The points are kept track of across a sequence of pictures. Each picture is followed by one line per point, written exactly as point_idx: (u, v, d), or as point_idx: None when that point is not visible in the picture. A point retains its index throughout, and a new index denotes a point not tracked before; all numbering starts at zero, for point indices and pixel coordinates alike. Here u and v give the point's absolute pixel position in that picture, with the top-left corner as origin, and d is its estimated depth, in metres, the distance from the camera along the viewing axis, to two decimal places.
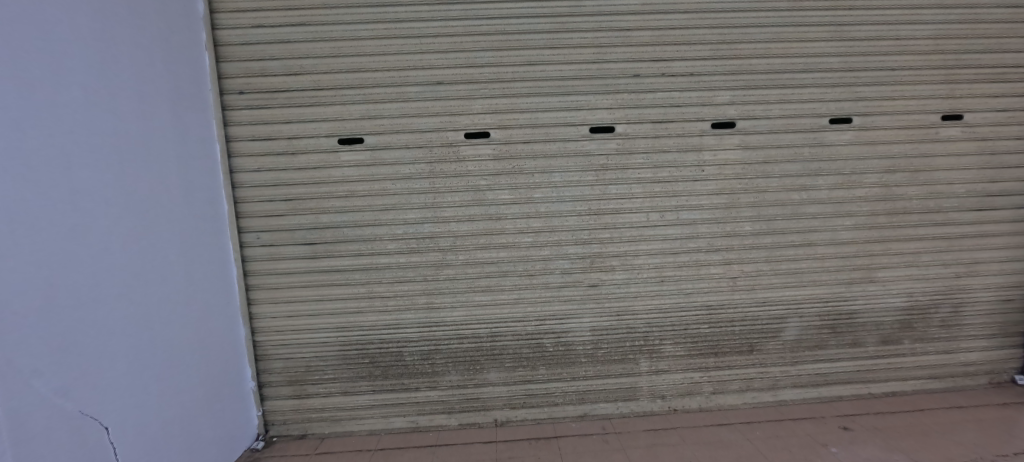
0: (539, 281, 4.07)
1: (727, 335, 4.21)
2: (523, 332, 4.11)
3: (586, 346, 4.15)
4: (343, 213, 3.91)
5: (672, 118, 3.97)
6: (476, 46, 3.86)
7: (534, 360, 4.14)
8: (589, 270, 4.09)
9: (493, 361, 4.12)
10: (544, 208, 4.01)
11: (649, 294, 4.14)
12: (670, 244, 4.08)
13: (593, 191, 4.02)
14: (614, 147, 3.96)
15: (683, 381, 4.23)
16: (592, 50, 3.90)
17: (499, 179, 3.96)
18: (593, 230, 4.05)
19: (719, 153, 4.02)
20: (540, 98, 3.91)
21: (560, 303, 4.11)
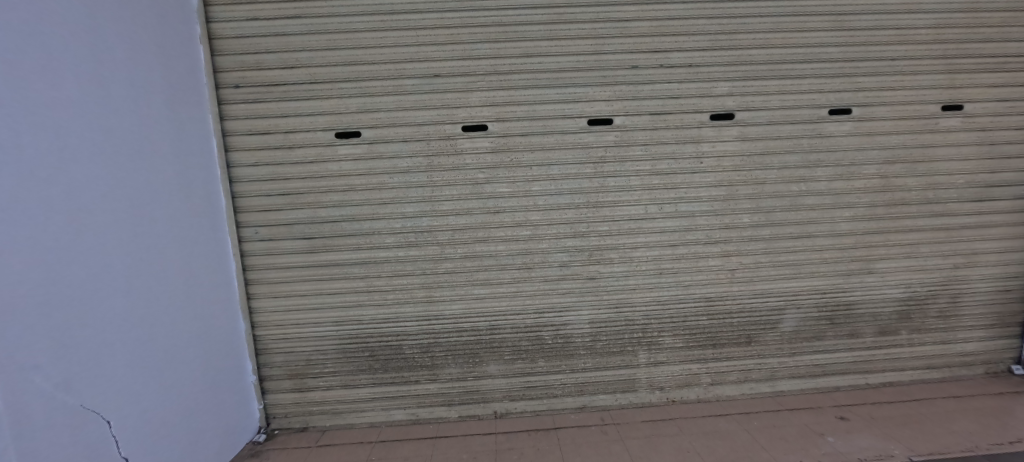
0: (409, 309, 2.70)
1: (730, 327, 2.92)
2: (522, 327, 2.79)
3: (585, 339, 2.85)
4: (237, 183, 2.55)
5: (574, 104, 2.67)
6: (279, 29, 2.48)
7: (533, 353, 2.82)
8: (484, 290, 2.74)
9: (497, 354, 2.79)
10: (454, 214, 2.68)
11: (606, 332, 2.86)
12: (518, 269, 2.76)
13: (509, 187, 2.69)
14: (492, 145, 2.64)
15: (686, 373, 2.93)
16: (463, 69, 2.60)
17: (353, 160, 2.57)
18: (513, 251, 2.74)
19: (717, 147, 2.76)
20: (382, 91, 2.56)
21: (418, 332, 2.73)
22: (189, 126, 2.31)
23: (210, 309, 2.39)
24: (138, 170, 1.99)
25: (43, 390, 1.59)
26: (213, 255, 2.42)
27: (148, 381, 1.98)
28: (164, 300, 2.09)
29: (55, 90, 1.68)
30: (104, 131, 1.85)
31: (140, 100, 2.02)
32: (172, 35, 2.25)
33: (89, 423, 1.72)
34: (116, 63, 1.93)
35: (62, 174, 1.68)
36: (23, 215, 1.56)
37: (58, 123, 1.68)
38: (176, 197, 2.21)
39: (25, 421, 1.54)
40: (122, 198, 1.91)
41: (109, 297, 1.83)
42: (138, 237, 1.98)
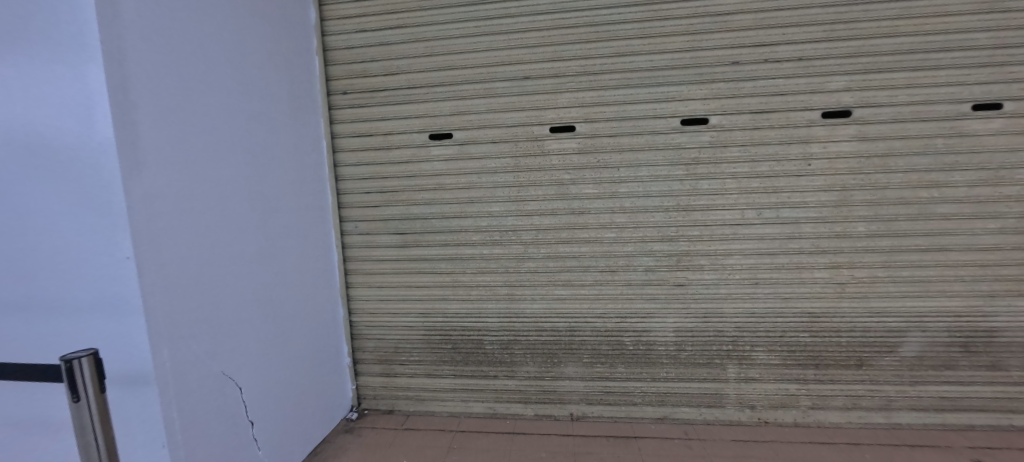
0: (491, 305, 2.76)
1: (837, 347, 2.64)
2: (603, 330, 2.75)
3: (668, 347, 2.73)
4: (343, 181, 2.77)
5: (665, 104, 2.58)
6: (384, 39, 2.67)
7: (612, 357, 2.76)
8: (564, 291, 2.74)
9: (575, 356, 2.77)
10: (537, 214, 2.70)
11: (691, 343, 2.72)
12: (601, 271, 2.71)
13: (595, 188, 2.66)
14: (579, 146, 2.63)
15: (781, 393, 2.70)
16: (554, 70, 2.61)
17: (444, 161, 2.69)
18: (596, 253, 2.70)
19: (829, 147, 2.51)
20: (474, 94, 2.65)
21: (499, 329, 2.78)
22: (307, 130, 2.56)
23: (320, 296, 2.62)
24: (266, 170, 2.24)
25: (196, 356, 1.86)
26: (322, 247, 2.66)
27: (270, 355, 2.23)
28: (284, 286, 2.34)
29: (212, 98, 1.95)
30: (243, 134, 2.11)
31: (271, 105, 2.29)
32: (296, 48, 2.50)
33: (226, 391, 1.98)
34: (255, 75, 2.20)
35: (213, 170, 1.95)
36: (186, 207, 1.83)
37: (213, 127, 1.95)
38: (296, 193, 2.45)
39: (182, 383, 1.81)
40: (255, 194, 2.16)
41: (243, 279, 2.09)
42: (266, 227, 2.23)
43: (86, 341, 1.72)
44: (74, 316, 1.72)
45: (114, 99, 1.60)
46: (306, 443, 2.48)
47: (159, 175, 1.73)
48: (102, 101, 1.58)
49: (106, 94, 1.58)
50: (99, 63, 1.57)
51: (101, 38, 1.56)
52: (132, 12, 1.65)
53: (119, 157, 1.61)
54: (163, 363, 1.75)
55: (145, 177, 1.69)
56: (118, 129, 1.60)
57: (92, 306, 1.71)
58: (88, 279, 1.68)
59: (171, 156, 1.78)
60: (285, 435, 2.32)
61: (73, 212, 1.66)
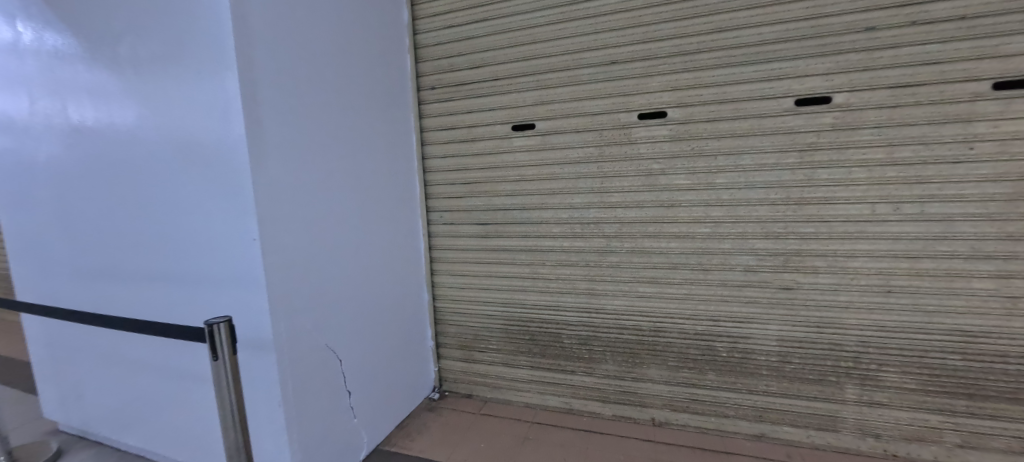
0: (571, 299, 2.70)
1: (1002, 376, 2.13)
2: (692, 333, 2.53)
3: (770, 358, 2.43)
4: (430, 173, 2.89)
5: (776, 83, 2.27)
6: (471, 32, 2.70)
7: (702, 363, 2.54)
8: (650, 288, 2.57)
9: (659, 358, 2.60)
10: (622, 207, 2.56)
11: (799, 355, 2.39)
12: (691, 269, 2.50)
13: (687, 178, 2.44)
14: (671, 133, 2.44)
15: (918, 424, 2.26)
16: (644, 52, 2.44)
17: (526, 151, 2.67)
18: (686, 250, 2.49)
19: (1001, 127, 2.01)
20: (558, 83, 2.58)
21: (579, 324, 2.70)
22: (399, 125, 2.71)
23: (408, 281, 2.78)
24: (364, 162, 2.42)
25: (306, 329, 2.07)
26: (410, 235, 2.80)
27: (366, 333, 2.41)
28: (379, 270, 2.52)
29: (320, 97, 2.15)
30: (344, 129, 2.29)
31: (368, 101, 2.46)
32: (390, 47, 2.64)
33: (330, 364, 2.17)
34: (355, 74, 2.37)
35: (319, 162, 2.14)
36: (297, 196, 2.03)
37: (320, 123, 2.15)
38: (389, 184, 2.61)
39: (296, 351, 2.02)
40: (353, 185, 2.35)
41: (343, 262, 2.27)
42: (363, 215, 2.41)
43: (222, 309, 2.00)
44: (211, 290, 2.01)
45: (245, 101, 1.82)
46: (397, 418, 2.65)
47: (278, 168, 1.94)
48: (236, 102, 1.81)
49: (239, 97, 1.80)
50: (233, 70, 1.79)
51: (236, 48, 1.78)
52: (259, 23, 1.86)
53: (248, 152, 1.84)
54: (281, 332, 1.96)
55: (267, 169, 1.90)
56: (248, 127, 1.83)
57: (226, 280, 1.98)
58: (225, 256, 1.96)
59: (287, 150, 1.99)
60: (380, 408, 2.50)
61: (213, 199, 1.93)
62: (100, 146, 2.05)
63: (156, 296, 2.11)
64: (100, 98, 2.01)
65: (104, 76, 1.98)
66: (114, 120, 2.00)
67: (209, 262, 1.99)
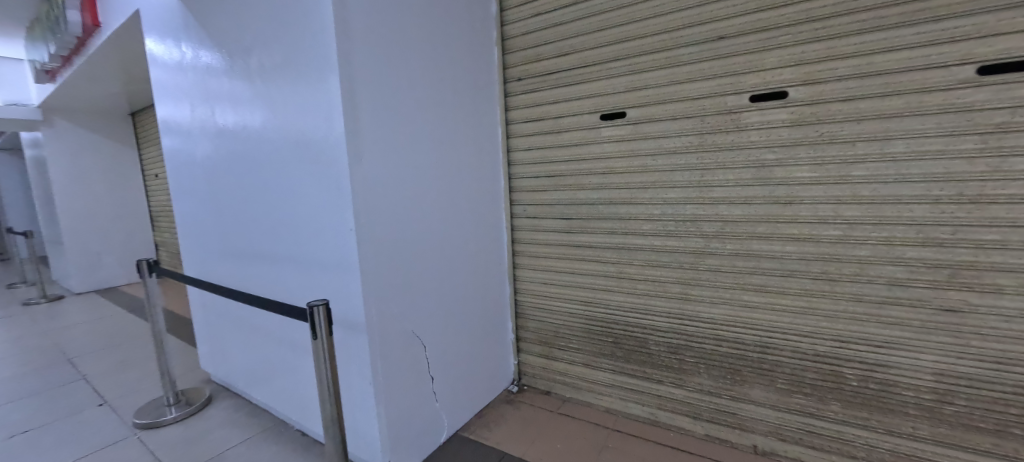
0: (661, 303, 2.47)
1: None
2: (810, 354, 2.16)
3: (917, 395, 1.98)
4: (514, 166, 2.88)
5: (946, 47, 1.81)
6: (560, 18, 2.59)
7: (822, 390, 2.15)
8: (757, 298, 2.25)
9: (766, 378, 2.27)
10: (725, 203, 2.26)
11: (964, 395, 1.91)
12: (810, 279, 2.12)
13: (811, 170, 2.06)
14: (791, 117, 2.07)
15: None
16: (758, 24, 2.10)
17: (616, 142, 2.50)
18: (806, 256, 2.11)
19: None
20: (653, 66, 2.36)
21: (670, 330, 2.47)
22: (485, 118, 2.74)
23: (491, 273, 2.81)
24: (451, 156, 2.49)
25: (395, 313, 2.19)
26: (493, 228, 2.83)
27: (449, 321, 2.50)
28: (463, 261, 2.58)
29: (411, 94, 2.25)
30: (433, 124, 2.38)
31: (457, 96, 2.51)
32: (478, 41, 2.67)
33: (415, 348, 2.29)
34: (445, 70, 2.43)
35: (408, 156, 2.25)
36: (389, 187, 2.16)
37: (410, 118, 2.25)
38: (474, 177, 2.65)
39: (387, 333, 2.15)
40: (440, 177, 2.43)
41: (429, 252, 2.37)
42: (448, 207, 2.48)
43: (324, 290, 2.22)
44: (315, 272, 2.24)
45: (345, 99, 1.98)
46: (477, 406, 2.72)
47: (373, 161, 2.08)
48: (338, 101, 1.98)
49: (341, 96, 1.97)
50: (336, 71, 1.96)
51: (339, 51, 1.95)
52: (360, 27, 2.00)
53: (347, 146, 2.00)
54: (373, 315, 2.10)
55: (364, 162, 2.05)
56: (348, 123, 1.98)
57: (328, 264, 2.18)
58: (329, 241, 2.16)
59: (381, 144, 2.12)
60: (460, 395, 2.58)
61: (319, 190, 2.14)
62: (238, 144, 2.42)
63: (274, 274, 2.43)
64: (238, 103, 2.36)
65: (241, 85, 2.33)
66: (248, 122, 2.34)
67: (314, 246, 2.22)
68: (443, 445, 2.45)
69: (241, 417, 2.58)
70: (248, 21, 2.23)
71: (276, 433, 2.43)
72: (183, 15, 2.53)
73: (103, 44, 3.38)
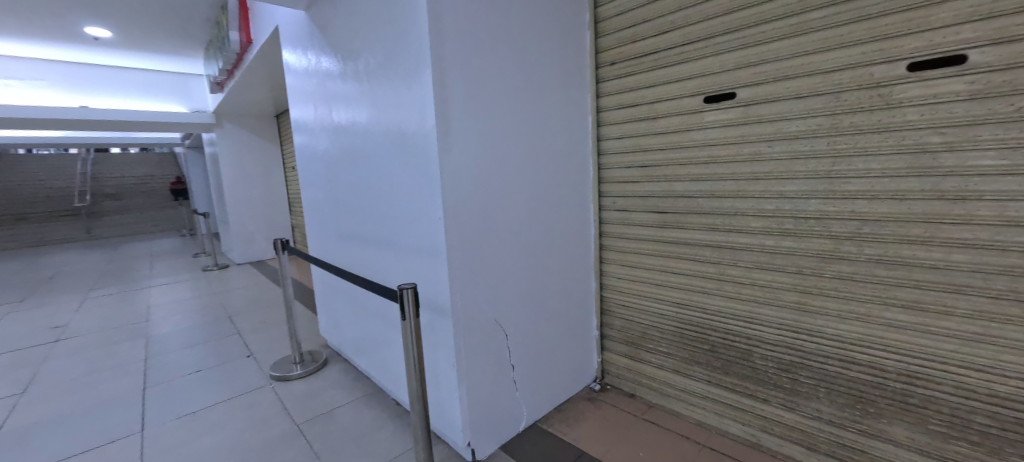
0: (775, 313, 2.14)
1: None
2: (982, 394, 1.70)
3: None
4: (603, 156, 2.71)
5: None
6: None
7: (998, 441, 1.70)
8: (906, 317, 1.82)
9: (912, 416, 1.85)
10: (864, 199, 1.86)
11: None
12: (985, 297, 1.67)
13: (999, 156, 1.61)
14: (973, 88, 1.62)
15: None
16: None
17: (722, 127, 2.20)
18: (985, 268, 1.66)
19: None
20: (771, 38, 2.01)
21: (787, 344, 2.12)
22: (575, 106, 2.62)
23: (575, 268, 2.71)
24: (538, 147, 2.44)
25: (477, 303, 2.24)
26: (580, 221, 2.72)
27: (530, 314, 2.48)
28: (548, 254, 2.54)
29: (497, 86, 2.24)
30: (520, 116, 2.35)
31: (545, 86, 2.44)
32: (569, 26, 2.55)
33: (495, 337, 2.33)
34: (534, 60, 2.38)
35: (494, 149, 2.25)
36: (475, 180, 2.18)
37: (497, 111, 2.25)
38: (560, 168, 2.56)
39: (469, 321, 2.21)
40: (525, 170, 2.40)
41: (511, 245, 2.36)
42: (533, 199, 2.44)
43: (416, 275, 2.38)
44: (409, 258, 2.40)
45: (437, 95, 2.03)
46: (557, 399, 2.69)
47: (461, 155, 2.12)
48: (430, 97, 2.04)
49: (432, 92, 2.02)
50: (429, 69, 2.02)
51: (432, 49, 2.00)
52: (452, 23, 2.04)
53: (438, 141, 2.05)
54: (458, 304, 2.17)
55: (452, 156, 2.09)
56: (438, 119, 2.04)
57: (421, 252, 2.31)
58: (420, 230, 2.28)
59: (469, 138, 2.15)
60: (539, 388, 2.57)
61: (414, 183, 2.27)
62: (350, 139, 2.70)
63: (376, 257, 2.67)
64: (351, 102, 2.62)
65: (353, 86, 2.59)
66: (357, 119, 2.60)
67: (409, 234, 2.37)
68: (521, 433, 2.51)
69: (350, 380, 2.98)
70: (357, 27, 2.46)
71: (374, 399, 2.76)
72: (311, 27, 2.88)
73: (254, 56, 4.05)
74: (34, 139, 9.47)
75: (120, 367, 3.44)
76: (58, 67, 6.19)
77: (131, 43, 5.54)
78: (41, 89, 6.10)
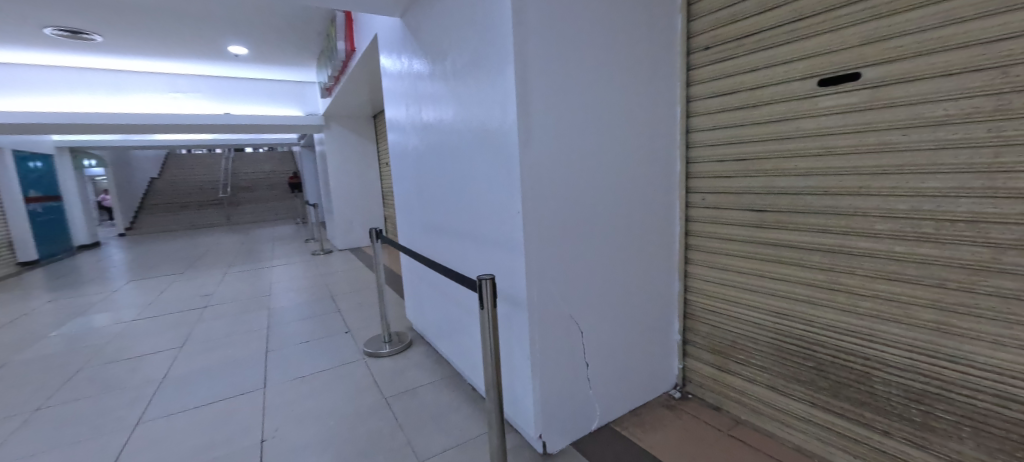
0: (904, 331, 1.84)
1: None
2: None
3: None
4: (693, 149, 2.50)
5: None
6: None
7: None
8: None
9: None
10: None
11: None
12: None
13: None
14: None
15: None
16: None
17: (840, 114, 1.91)
18: None
19: None
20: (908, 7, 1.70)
21: (917, 368, 1.83)
22: (665, 96, 2.45)
23: (657, 268, 2.56)
24: (623, 141, 2.33)
25: (553, 298, 2.22)
26: (665, 218, 2.55)
27: (607, 313, 2.41)
28: (629, 252, 2.44)
29: (580, 77, 2.17)
30: (604, 108, 2.25)
31: (632, 76, 2.32)
32: (659, 10, 2.38)
33: (570, 334, 2.29)
34: (621, 49, 2.27)
35: (575, 143, 2.19)
36: (554, 174, 2.15)
37: (579, 104, 2.18)
38: (645, 162, 2.42)
39: (544, 316, 2.21)
40: (608, 164, 2.30)
41: (590, 241, 2.30)
42: (615, 194, 2.34)
43: (494, 267, 2.43)
44: (488, 251, 2.46)
45: (518, 91, 2.03)
46: (634, 403, 2.59)
47: (542, 149, 2.10)
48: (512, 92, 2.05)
49: (514, 88, 2.03)
50: (511, 65, 2.03)
51: (515, 44, 2.00)
52: (536, 17, 2.01)
53: (518, 136, 2.06)
54: (534, 298, 2.18)
55: (532, 150, 2.08)
56: (520, 113, 2.04)
57: (499, 245, 2.35)
58: (500, 223, 2.32)
59: (551, 133, 2.12)
60: (614, 389, 2.49)
61: (495, 178, 2.31)
62: (438, 137, 2.83)
63: (459, 248, 2.78)
64: (438, 102, 2.76)
65: (441, 86, 2.72)
66: (444, 118, 2.72)
67: (489, 227, 2.42)
68: (594, 432, 2.45)
69: (432, 362, 3.14)
70: (446, 30, 2.58)
71: (452, 382, 2.89)
72: (406, 32, 3.07)
73: (358, 63, 4.44)
74: (192, 141, 11.37)
75: (247, 333, 4.01)
76: (210, 82, 7.37)
77: (263, 57, 6.39)
78: (197, 101, 7.33)
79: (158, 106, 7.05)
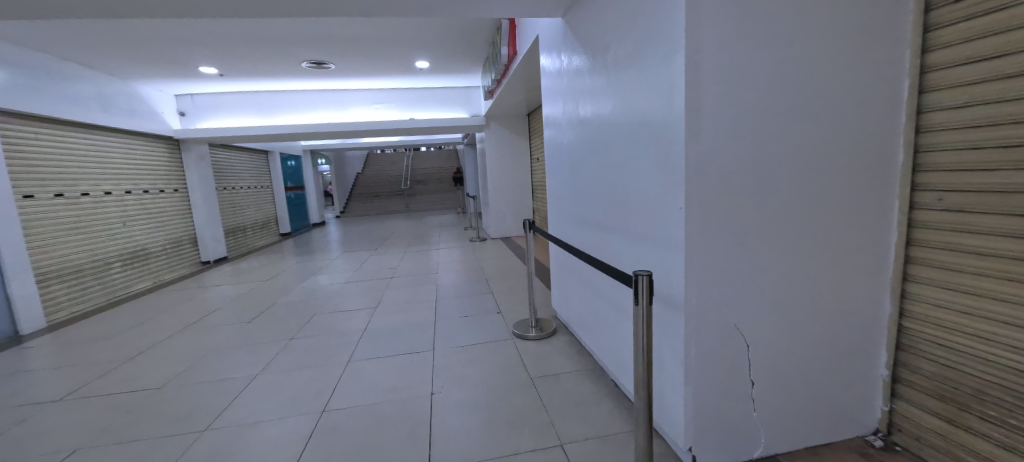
0: None
1: None
2: None
3: None
4: (925, 135, 1.95)
5: None
6: None
7: None
8: None
9: None
10: None
11: None
12: None
13: None
14: None
15: None
16: None
17: None
18: None
19: None
20: None
21: None
22: (883, 72, 1.97)
23: (856, 285, 2.08)
24: (817, 129, 1.95)
25: (718, 304, 1.98)
26: (874, 224, 2.05)
27: (785, 330, 2.05)
28: (818, 262, 2.03)
29: (766, 56, 1.88)
30: (795, 91, 1.92)
31: (834, 53, 1.92)
32: None
33: (737, 345, 2.02)
34: (822, 21, 1.89)
35: (753, 132, 1.91)
36: (726, 166, 1.91)
37: (762, 86, 1.90)
38: (849, 154, 1.98)
39: (705, 323, 1.98)
40: (795, 155, 1.95)
41: (766, 244, 1.98)
42: (804, 191, 1.98)
43: (649, 265, 2.26)
44: (644, 247, 2.31)
45: (687, 78, 1.85)
46: (812, 441, 2.17)
47: (713, 139, 1.89)
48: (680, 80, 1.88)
49: (682, 76, 1.86)
50: (680, 51, 1.86)
51: (686, 27, 1.83)
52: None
53: (684, 126, 1.88)
54: (692, 303, 1.96)
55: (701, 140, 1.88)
56: (687, 101, 1.86)
57: (655, 242, 2.19)
58: (657, 220, 2.16)
59: (723, 121, 1.89)
60: (787, 419, 2.12)
61: (654, 171, 2.16)
62: (595, 131, 2.77)
63: (612, 243, 2.68)
64: (597, 96, 2.70)
65: (600, 80, 2.66)
66: (602, 112, 2.66)
67: (645, 223, 2.28)
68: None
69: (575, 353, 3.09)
70: (609, 20, 2.50)
71: (595, 376, 2.79)
72: (569, 25, 3.06)
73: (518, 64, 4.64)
74: (384, 142, 13.44)
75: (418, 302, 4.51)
76: (399, 93, 8.46)
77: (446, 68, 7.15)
78: (390, 110, 8.48)
79: (366, 116, 8.40)
